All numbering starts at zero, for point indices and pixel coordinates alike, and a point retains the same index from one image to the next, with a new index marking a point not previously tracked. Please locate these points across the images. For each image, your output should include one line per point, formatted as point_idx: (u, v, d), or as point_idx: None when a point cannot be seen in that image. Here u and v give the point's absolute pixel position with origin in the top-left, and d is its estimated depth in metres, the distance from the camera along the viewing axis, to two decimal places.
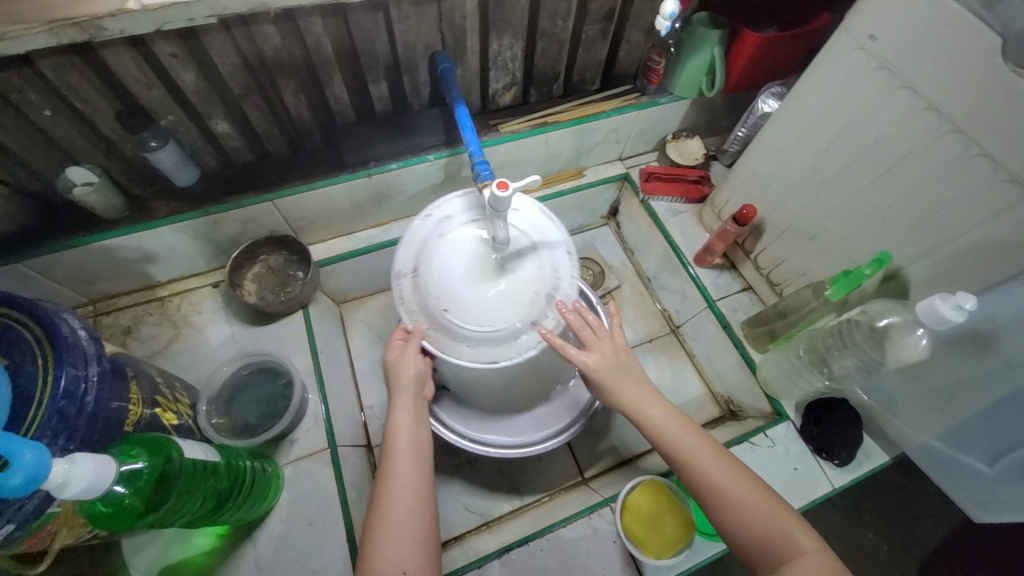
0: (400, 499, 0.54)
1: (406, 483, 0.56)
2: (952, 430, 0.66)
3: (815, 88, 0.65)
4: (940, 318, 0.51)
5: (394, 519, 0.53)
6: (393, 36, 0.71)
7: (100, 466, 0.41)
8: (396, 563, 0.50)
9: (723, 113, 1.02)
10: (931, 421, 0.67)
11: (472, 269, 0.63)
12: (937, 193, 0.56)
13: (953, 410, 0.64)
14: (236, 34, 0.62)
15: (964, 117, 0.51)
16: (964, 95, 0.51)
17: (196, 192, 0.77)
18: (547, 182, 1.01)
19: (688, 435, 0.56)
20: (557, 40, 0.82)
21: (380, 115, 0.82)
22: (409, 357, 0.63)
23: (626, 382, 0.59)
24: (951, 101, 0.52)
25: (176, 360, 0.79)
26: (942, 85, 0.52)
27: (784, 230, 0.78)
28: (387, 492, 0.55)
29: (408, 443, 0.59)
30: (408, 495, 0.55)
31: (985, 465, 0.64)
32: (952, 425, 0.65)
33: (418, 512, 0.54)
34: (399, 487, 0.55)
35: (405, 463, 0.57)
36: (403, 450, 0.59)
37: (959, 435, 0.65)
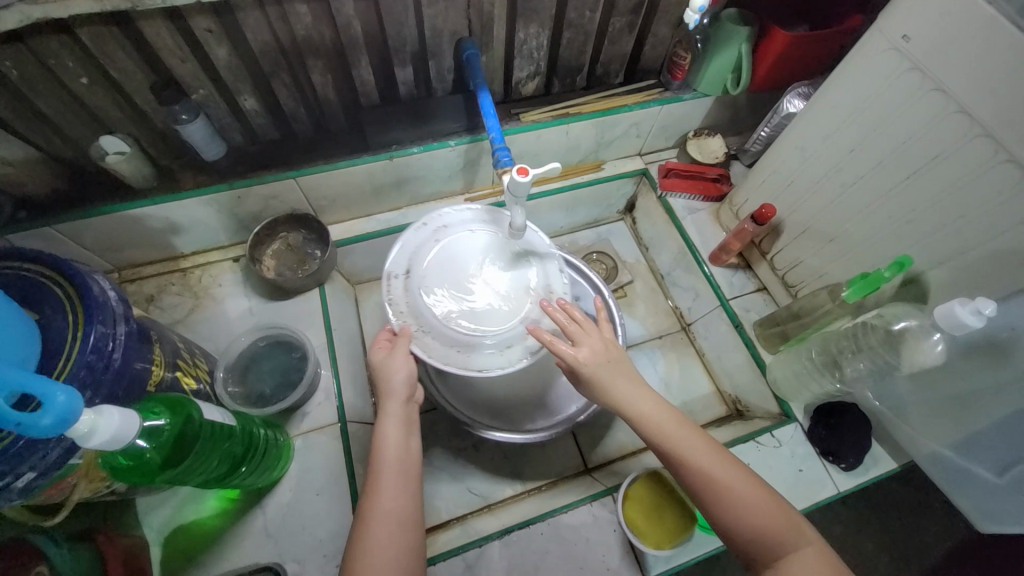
0: (381, 525, 0.52)
1: (388, 506, 0.53)
2: (962, 440, 0.65)
3: (844, 88, 0.64)
4: (959, 323, 0.50)
5: (374, 544, 0.51)
6: (421, 20, 0.72)
7: (124, 419, 0.43)
8: (390, 540, 0.52)
9: (747, 113, 1.01)
10: (942, 431, 0.66)
11: (473, 275, 0.68)
12: (963, 198, 0.55)
13: (966, 418, 0.63)
14: (269, 12, 0.64)
15: (997, 121, 0.50)
16: (998, 98, 0.49)
17: (222, 167, 0.79)
18: (566, 173, 1.01)
19: (682, 435, 0.55)
20: (584, 31, 0.82)
21: (403, 99, 0.83)
22: (395, 363, 0.61)
23: (611, 379, 0.59)
24: (984, 105, 0.50)
25: (196, 329, 0.82)
26: (975, 88, 0.51)
27: (803, 231, 0.78)
28: (369, 513, 0.53)
29: (395, 462, 0.57)
30: (390, 519, 0.52)
31: (993, 475, 0.64)
32: (963, 435, 0.65)
33: (400, 537, 0.52)
34: (381, 511, 0.53)
35: (389, 484, 0.55)
36: (388, 468, 0.56)
37: (969, 444, 0.65)
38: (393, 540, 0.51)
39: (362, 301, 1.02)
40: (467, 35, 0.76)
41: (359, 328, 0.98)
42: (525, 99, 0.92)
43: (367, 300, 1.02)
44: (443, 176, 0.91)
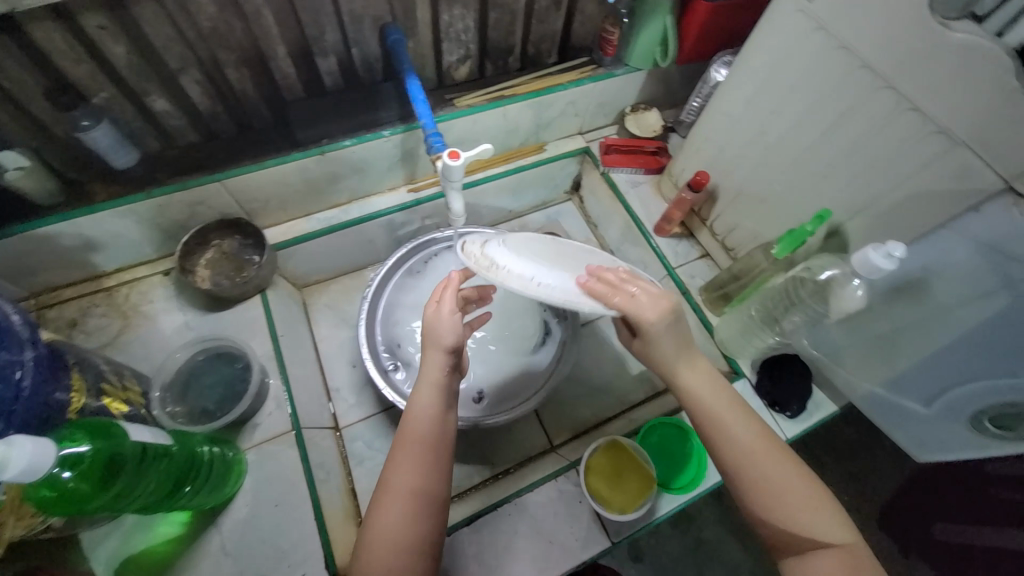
0: (394, 505, 0.51)
1: (404, 486, 0.52)
2: (892, 377, 0.70)
3: (760, 52, 0.66)
4: (873, 267, 0.55)
5: (386, 524, 0.50)
6: (339, 6, 0.69)
7: (39, 448, 0.40)
8: (406, 524, 0.50)
9: (679, 86, 1.03)
10: (874, 371, 0.71)
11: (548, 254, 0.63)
12: (873, 150, 0.58)
13: (892, 356, 0.68)
14: (169, 4, 0.59)
15: (895, 73, 0.53)
16: (894, 52, 0.52)
17: (138, 175, 0.74)
18: (508, 157, 1.00)
19: (736, 411, 0.54)
20: (510, 11, 0.81)
21: (331, 91, 0.80)
22: (441, 322, 0.57)
23: (674, 345, 0.55)
24: (883, 59, 0.53)
25: (127, 350, 0.77)
26: (873, 43, 0.53)
27: (736, 195, 0.81)
28: (387, 489, 0.52)
29: (421, 437, 0.55)
30: (404, 499, 0.51)
31: (923, 406, 0.69)
32: (892, 373, 0.69)
33: (411, 519, 0.51)
34: (398, 489, 0.52)
35: (408, 459, 0.53)
36: (418, 443, 0.54)
37: (898, 381, 0.69)
38: (406, 519, 0.50)
39: (311, 305, 0.99)
40: (389, 19, 0.74)
41: (310, 332, 0.94)
42: (459, 84, 0.91)
43: (317, 303, 0.99)
44: (382, 168, 0.88)
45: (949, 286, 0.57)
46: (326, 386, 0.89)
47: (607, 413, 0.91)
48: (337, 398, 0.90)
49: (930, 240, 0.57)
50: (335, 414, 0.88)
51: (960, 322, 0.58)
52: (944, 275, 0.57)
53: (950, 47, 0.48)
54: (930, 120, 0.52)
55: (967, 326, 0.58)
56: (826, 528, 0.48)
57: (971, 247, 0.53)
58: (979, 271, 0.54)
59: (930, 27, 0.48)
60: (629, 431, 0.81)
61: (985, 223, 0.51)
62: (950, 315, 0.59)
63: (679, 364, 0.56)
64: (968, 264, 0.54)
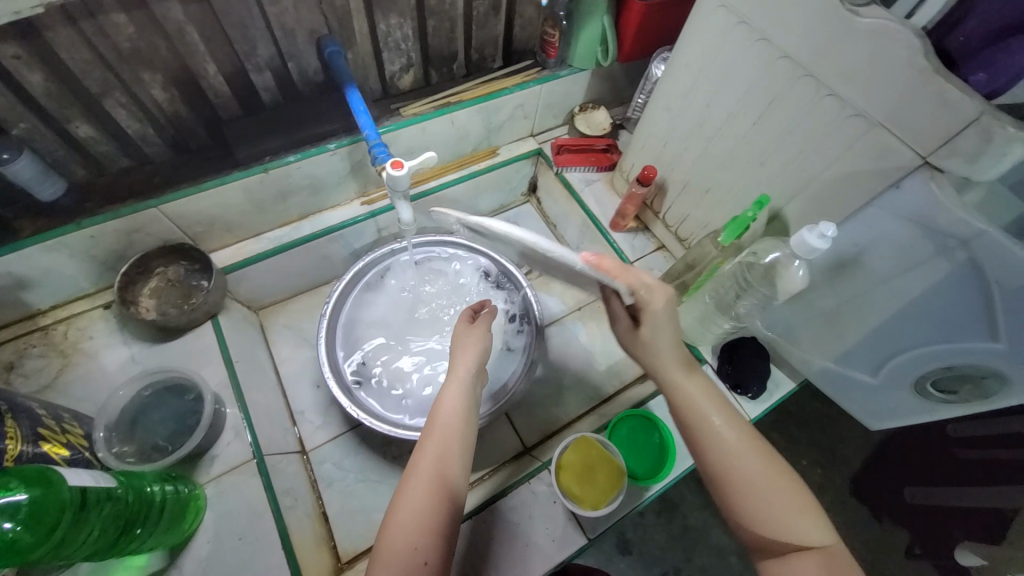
0: (419, 486, 0.50)
1: (429, 467, 0.52)
2: (841, 351, 0.72)
3: (692, 47, 0.68)
4: (810, 248, 0.57)
5: (409, 506, 0.50)
6: (269, 21, 0.67)
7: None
8: (416, 513, 0.49)
9: (624, 83, 1.05)
10: (825, 347, 0.74)
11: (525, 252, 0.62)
12: (801, 135, 0.61)
13: (839, 331, 0.70)
14: (83, 27, 0.57)
15: (813, 61, 0.55)
16: (809, 41, 0.55)
17: (67, 206, 0.71)
18: (461, 163, 1.00)
19: (712, 404, 0.55)
20: (448, 18, 0.81)
21: (270, 107, 0.78)
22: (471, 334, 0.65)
23: (667, 342, 0.58)
24: (800, 48, 0.56)
25: (69, 391, 0.73)
26: (790, 34, 0.56)
27: (684, 187, 0.83)
28: (412, 473, 0.52)
29: (447, 423, 0.56)
30: (430, 479, 0.51)
31: (870, 376, 0.72)
32: (842, 347, 0.72)
33: (435, 500, 0.50)
34: (424, 472, 0.52)
35: (434, 442, 0.54)
36: (442, 427, 0.55)
37: (846, 354, 0.72)
38: (432, 499, 0.50)
39: (269, 327, 0.96)
40: (325, 31, 0.73)
41: (270, 355, 0.92)
42: (404, 93, 0.90)
43: (275, 325, 0.96)
44: (332, 183, 0.87)
45: (882, 259, 0.60)
46: (289, 409, 0.87)
47: (578, 410, 0.91)
48: (303, 420, 0.88)
49: (858, 217, 0.59)
50: (301, 437, 0.86)
51: (895, 293, 0.61)
52: (877, 249, 0.60)
53: (860, 32, 0.50)
54: (849, 103, 0.54)
55: (901, 296, 0.61)
56: (806, 526, 0.48)
57: (897, 221, 0.56)
58: (906, 243, 0.57)
59: (840, 14, 0.51)
60: (599, 427, 0.82)
61: (906, 197, 0.54)
62: (885, 286, 0.62)
63: (671, 359, 0.58)
64: (895, 237, 0.57)
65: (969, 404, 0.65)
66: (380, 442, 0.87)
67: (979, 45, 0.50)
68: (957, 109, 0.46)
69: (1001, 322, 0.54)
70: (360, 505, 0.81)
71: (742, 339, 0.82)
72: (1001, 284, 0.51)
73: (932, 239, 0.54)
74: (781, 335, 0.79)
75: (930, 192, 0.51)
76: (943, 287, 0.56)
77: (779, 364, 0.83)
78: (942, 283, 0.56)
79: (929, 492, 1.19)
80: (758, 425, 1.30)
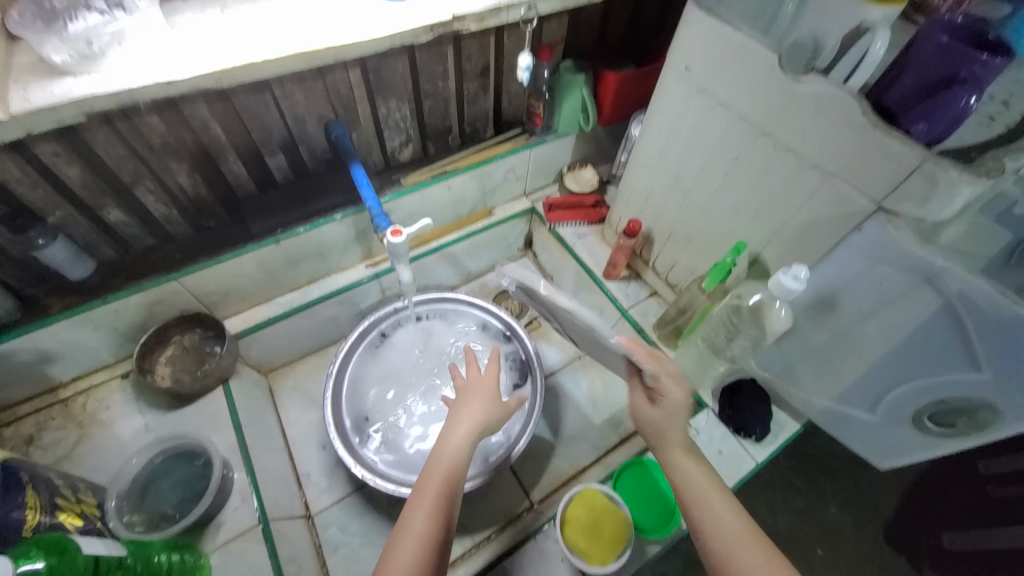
0: (410, 545, 0.50)
1: (421, 524, 0.52)
2: (838, 390, 0.73)
3: (661, 113, 0.76)
4: (787, 289, 0.60)
5: (399, 567, 0.49)
6: (282, 112, 0.76)
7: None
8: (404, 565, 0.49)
9: (607, 144, 1.14)
10: (823, 386, 0.74)
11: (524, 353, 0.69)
12: (767, 186, 0.66)
13: (834, 366, 0.71)
14: (120, 127, 0.65)
15: (766, 122, 0.62)
16: (760, 105, 0.61)
17: (95, 284, 0.76)
18: (459, 225, 1.06)
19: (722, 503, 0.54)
20: (442, 99, 0.91)
21: (282, 185, 0.86)
22: (482, 384, 0.63)
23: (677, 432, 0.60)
24: (753, 111, 0.62)
25: (84, 462, 0.75)
26: (743, 100, 0.63)
27: (668, 236, 0.87)
28: (401, 531, 0.52)
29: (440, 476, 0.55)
30: (422, 539, 0.51)
31: (869, 413, 0.72)
32: (838, 386, 0.73)
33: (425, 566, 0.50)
34: (415, 529, 0.52)
35: (426, 498, 0.54)
36: (437, 473, 0.55)
37: (844, 393, 0.73)
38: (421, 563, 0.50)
39: (277, 390, 0.98)
40: (331, 118, 0.82)
41: (278, 417, 0.94)
42: (404, 164, 0.98)
43: (283, 387, 0.99)
44: (338, 249, 0.93)
45: (859, 296, 0.63)
46: (295, 473, 0.87)
47: (584, 461, 0.91)
48: (309, 482, 0.88)
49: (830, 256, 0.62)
50: (306, 501, 0.85)
51: (878, 328, 0.63)
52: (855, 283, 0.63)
53: (804, 96, 0.56)
54: (803, 156, 0.60)
55: (884, 330, 0.62)
56: None
57: (866, 262, 0.59)
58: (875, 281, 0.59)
59: (784, 82, 0.57)
60: (604, 477, 0.81)
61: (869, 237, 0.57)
62: (867, 323, 0.64)
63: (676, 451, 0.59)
64: (872, 275, 0.60)
65: (971, 438, 0.65)
66: (385, 503, 0.86)
67: (913, 99, 0.54)
68: (900, 157, 0.51)
69: (981, 351, 0.55)
70: (365, 571, 0.79)
71: (741, 380, 0.83)
72: (974, 315, 0.53)
73: (902, 275, 0.57)
74: (777, 374, 0.80)
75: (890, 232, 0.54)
76: (922, 320, 0.58)
77: (782, 405, 0.83)
78: (919, 315, 0.58)
79: (969, 534, 1.14)
80: (777, 469, 1.26)
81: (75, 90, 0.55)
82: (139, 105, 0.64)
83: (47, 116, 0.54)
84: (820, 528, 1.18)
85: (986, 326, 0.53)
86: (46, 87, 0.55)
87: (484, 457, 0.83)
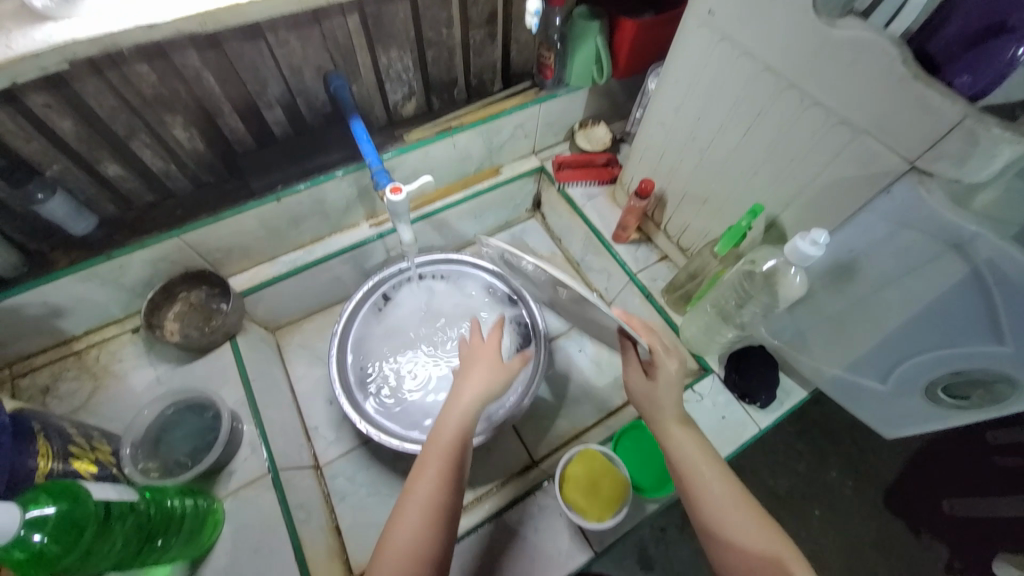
0: (413, 512, 0.52)
1: (423, 494, 0.53)
2: (848, 359, 0.71)
3: (680, 63, 0.70)
4: (803, 255, 0.57)
5: (401, 542, 0.50)
6: (278, 61, 0.72)
7: (3, 510, 0.42)
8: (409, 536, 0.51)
9: (622, 99, 1.08)
10: (834, 355, 0.73)
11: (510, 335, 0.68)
12: (790, 144, 0.62)
13: (846, 335, 0.69)
14: (109, 76, 0.62)
15: (794, 72, 0.57)
16: (789, 53, 0.56)
17: (99, 239, 0.76)
18: (465, 184, 1.03)
19: (709, 469, 0.56)
20: (447, 48, 0.85)
21: (282, 139, 0.83)
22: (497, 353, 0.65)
23: (671, 400, 0.61)
24: (781, 61, 0.57)
25: (100, 411, 0.78)
26: (770, 48, 0.58)
27: (681, 198, 0.84)
28: (406, 501, 0.53)
29: (446, 445, 0.56)
30: (424, 509, 0.52)
31: (881, 383, 0.70)
32: (849, 355, 0.71)
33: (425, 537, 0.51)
34: (419, 499, 0.53)
35: (430, 467, 0.55)
36: (443, 443, 0.56)
37: (855, 362, 0.71)
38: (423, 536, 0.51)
39: (285, 347, 1.00)
40: (330, 68, 0.78)
41: (286, 373, 0.96)
42: (408, 119, 0.94)
43: (291, 345, 1.01)
44: (341, 207, 0.91)
45: (881, 263, 0.59)
46: (304, 426, 0.90)
47: (586, 422, 0.92)
48: (317, 435, 0.90)
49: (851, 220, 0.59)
50: (315, 453, 0.88)
51: (897, 296, 0.60)
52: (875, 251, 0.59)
53: (837, 42, 0.51)
54: (832, 111, 0.55)
55: (903, 299, 0.60)
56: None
57: (888, 226, 0.56)
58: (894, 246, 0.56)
59: (817, 26, 0.52)
60: (605, 439, 0.82)
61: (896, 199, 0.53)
62: (885, 292, 0.61)
63: (668, 418, 0.61)
64: (894, 240, 0.56)
65: (981, 409, 0.64)
66: (391, 457, 0.89)
67: (959, 48, 0.49)
68: (939, 112, 0.46)
69: (1004, 323, 0.53)
70: (372, 519, 0.82)
71: (748, 347, 0.81)
72: (1001, 284, 0.50)
73: (927, 242, 0.54)
74: (786, 342, 0.78)
75: (919, 195, 0.51)
76: (944, 289, 0.55)
77: (789, 372, 0.82)
78: (941, 284, 0.55)
79: (969, 503, 1.14)
80: (782, 435, 1.26)
81: (56, 36, 0.52)
82: (126, 52, 0.61)
83: (29, 64, 0.52)
84: (820, 492, 1.19)
85: (1012, 296, 0.50)
86: (27, 32, 0.52)
87: (487, 416, 0.84)
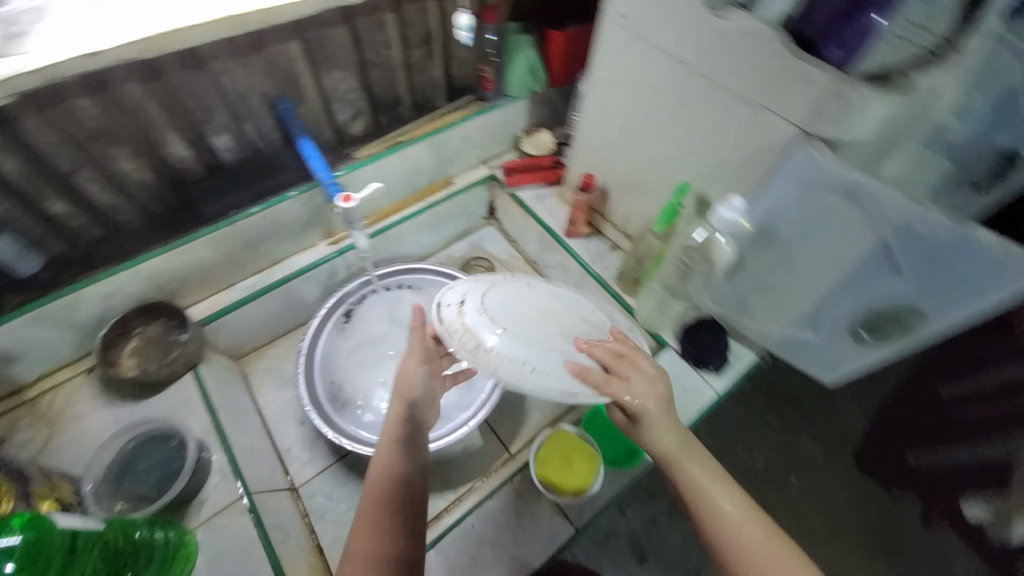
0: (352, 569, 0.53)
1: (361, 549, 0.54)
2: (784, 313, 0.77)
3: (604, 63, 0.77)
4: (726, 220, 0.64)
5: None
6: (224, 90, 0.75)
7: None
8: None
9: (561, 106, 1.15)
10: (772, 312, 0.79)
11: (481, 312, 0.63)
12: (704, 125, 0.68)
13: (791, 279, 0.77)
14: (50, 113, 0.63)
15: (698, 61, 0.64)
16: (691, 44, 0.63)
17: (47, 279, 0.75)
18: (419, 196, 1.06)
19: (719, 491, 0.56)
20: (389, 68, 0.90)
21: (232, 165, 0.85)
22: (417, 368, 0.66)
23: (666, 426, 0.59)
24: (686, 52, 0.64)
25: (56, 457, 0.74)
26: (675, 41, 0.65)
27: (622, 188, 0.90)
28: (348, 557, 0.54)
29: (380, 487, 0.58)
30: (360, 563, 0.53)
31: (813, 332, 0.76)
32: (785, 310, 0.77)
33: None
34: (358, 555, 0.54)
35: (364, 518, 0.56)
36: (375, 488, 0.58)
37: (789, 315, 0.77)
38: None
39: (251, 374, 0.99)
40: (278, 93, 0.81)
41: (254, 399, 0.94)
42: (358, 138, 0.98)
43: (257, 371, 0.99)
44: (298, 227, 0.92)
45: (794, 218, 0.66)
46: (277, 449, 0.88)
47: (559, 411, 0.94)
48: (291, 457, 0.89)
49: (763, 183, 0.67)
50: (290, 476, 0.87)
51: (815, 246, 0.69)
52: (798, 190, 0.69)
53: (728, 30, 0.58)
54: (732, 91, 0.62)
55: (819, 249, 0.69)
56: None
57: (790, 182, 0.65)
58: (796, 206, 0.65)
59: (710, 19, 0.59)
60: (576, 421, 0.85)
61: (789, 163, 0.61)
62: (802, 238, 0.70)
63: (670, 450, 0.58)
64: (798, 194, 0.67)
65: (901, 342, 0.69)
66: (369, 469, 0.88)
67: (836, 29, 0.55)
68: (817, 81, 0.53)
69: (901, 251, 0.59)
70: None
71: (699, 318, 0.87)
72: (897, 229, 0.60)
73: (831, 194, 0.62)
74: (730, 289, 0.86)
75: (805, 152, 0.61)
76: None
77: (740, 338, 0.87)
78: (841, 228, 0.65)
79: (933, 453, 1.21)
80: (747, 407, 1.32)
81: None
82: (67, 87, 0.62)
83: None
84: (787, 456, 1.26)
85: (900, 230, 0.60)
86: None
87: (458, 413, 0.84)
